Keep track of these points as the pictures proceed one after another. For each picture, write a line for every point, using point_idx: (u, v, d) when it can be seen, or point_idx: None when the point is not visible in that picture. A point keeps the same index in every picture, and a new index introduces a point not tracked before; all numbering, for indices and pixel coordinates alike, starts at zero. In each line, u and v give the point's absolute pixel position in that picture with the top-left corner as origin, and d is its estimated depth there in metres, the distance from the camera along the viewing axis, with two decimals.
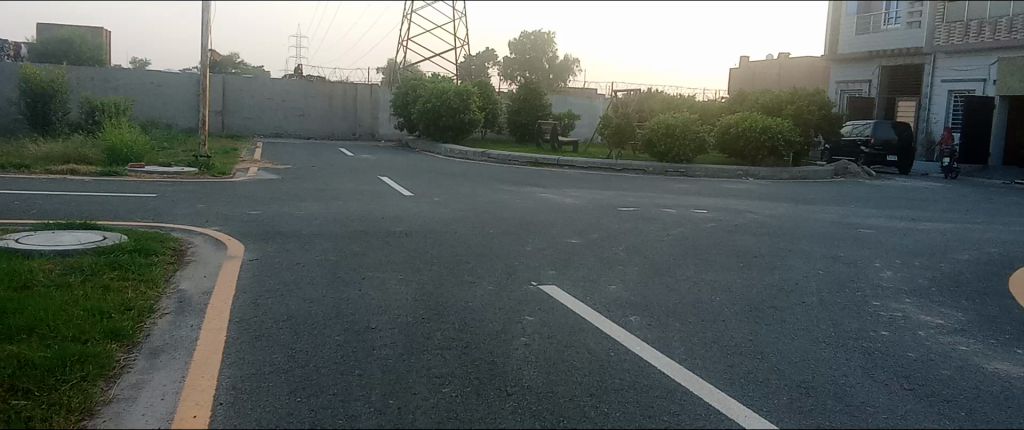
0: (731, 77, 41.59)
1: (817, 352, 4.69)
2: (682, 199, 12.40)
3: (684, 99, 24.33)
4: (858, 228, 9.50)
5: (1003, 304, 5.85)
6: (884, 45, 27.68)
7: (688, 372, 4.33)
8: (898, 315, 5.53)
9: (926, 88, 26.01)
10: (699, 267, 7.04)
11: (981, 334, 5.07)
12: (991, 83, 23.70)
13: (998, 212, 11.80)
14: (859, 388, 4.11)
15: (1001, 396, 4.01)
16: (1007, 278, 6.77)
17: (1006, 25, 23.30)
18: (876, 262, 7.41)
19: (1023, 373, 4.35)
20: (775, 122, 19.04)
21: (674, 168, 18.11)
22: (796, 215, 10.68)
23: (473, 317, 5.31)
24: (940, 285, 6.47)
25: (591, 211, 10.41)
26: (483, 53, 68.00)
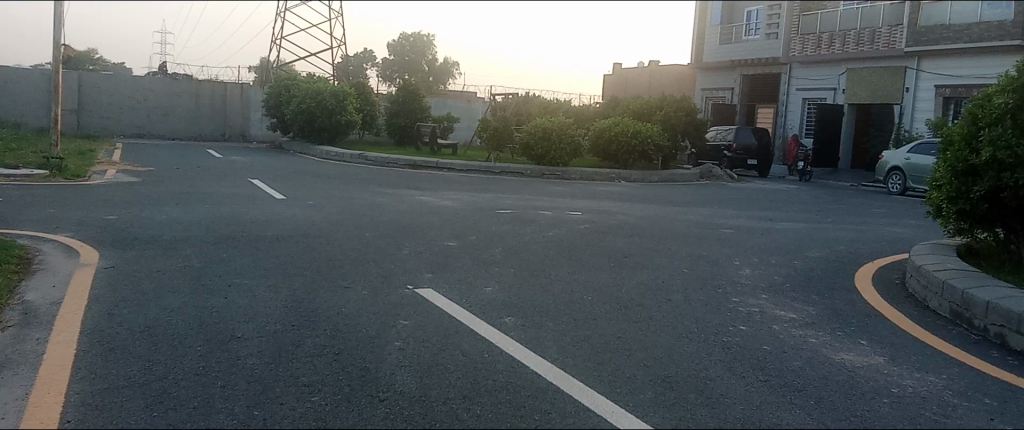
0: (606, 83, 42.72)
1: (682, 347, 4.88)
2: (558, 201, 12.64)
3: (560, 104, 24.83)
4: (721, 229, 9.97)
5: (848, 299, 6.28)
6: (744, 54, 29.21)
7: (560, 371, 4.40)
8: (755, 310, 5.84)
9: (783, 96, 27.67)
10: (571, 268, 7.19)
11: (830, 327, 5.43)
12: (841, 92, 25.43)
13: (845, 213, 12.68)
14: (718, 381, 4.31)
15: (847, 384, 4.28)
16: (853, 274, 7.29)
17: (854, 38, 24.91)
18: (737, 260, 7.79)
19: (865, 362, 4.67)
20: (645, 127, 19.75)
21: (551, 172, 18.42)
22: (666, 216, 11.11)
23: (346, 323, 5.20)
24: (794, 282, 6.87)
25: (469, 214, 10.45)
26: (362, 53, 66.91)
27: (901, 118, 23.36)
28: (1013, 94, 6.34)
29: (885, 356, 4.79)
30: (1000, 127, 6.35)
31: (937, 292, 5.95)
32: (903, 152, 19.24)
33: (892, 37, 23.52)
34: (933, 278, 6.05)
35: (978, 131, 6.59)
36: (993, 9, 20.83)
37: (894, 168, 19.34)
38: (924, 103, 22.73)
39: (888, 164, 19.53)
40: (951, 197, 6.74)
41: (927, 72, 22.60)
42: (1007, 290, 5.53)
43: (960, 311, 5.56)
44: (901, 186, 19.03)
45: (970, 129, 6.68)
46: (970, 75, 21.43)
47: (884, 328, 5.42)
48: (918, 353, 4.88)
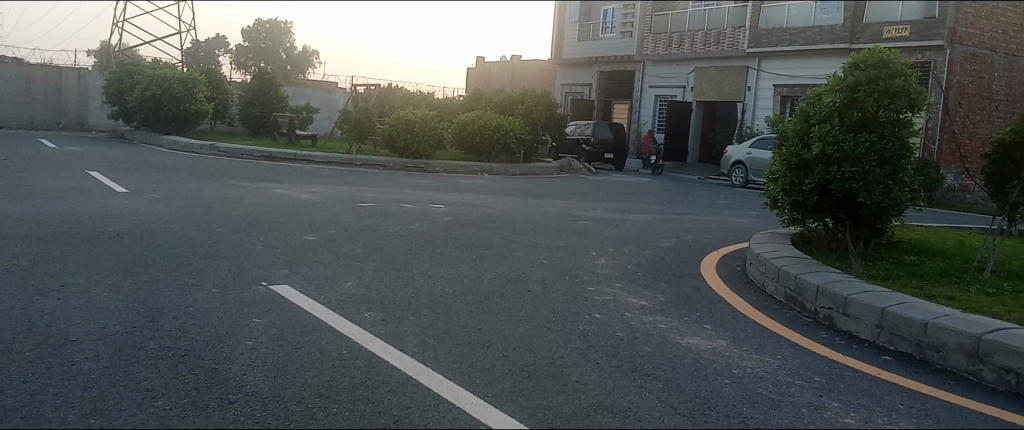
0: (469, 76, 42.94)
1: (540, 337, 4.99)
2: (420, 194, 12.57)
3: (422, 96, 24.73)
4: (579, 220, 10.26)
5: (694, 286, 6.63)
6: (601, 52, 30.16)
7: (420, 364, 4.39)
8: (609, 299, 6.05)
9: (637, 92, 28.78)
10: (433, 261, 7.17)
11: (677, 312, 5.72)
12: (690, 90, 26.75)
13: (693, 204, 13.35)
14: (574, 368, 4.43)
15: (693, 367, 4.51)
16: (699, 262, 7.69)
17: (701, 38, 26.20)
18: (593, 251, 8.04)
19: (709, 346, 4.94)
20: (507, 121, 20.00)
21: (414, 164, 18.25)
22: (527, 209, 11.28)
23: (194, 323, 4.96)
24: (646, 270, 7.17)
25: (329, 207, 10.20)
26: (213, 39, 63.78)
27: (743, 115, 24.83)
28: (840, 93, 6.89)
29: (727, 339, 5.09)
30: (829, 124, 6.90)
31: (773, 278, 6.38)
32: (744, 147, 20.49)
33: (735, 39, 24.94)
34: (771, 265, 6.48)
35: (810, 127, 7.12)
36: None
37: (737, 162, 20.58)
38: (764, 101, 24.27)
39: (732, 158, 20.75)
40: (786, 189, 7.22)
41: (767, 72, 24.13)
42: (835, 275, 6.00)
43: (794, 295, 5.98)
44: (743, 179, 20.27)
45: (802, 126, 7.20)
46: (804, 76, 23.03)
47: (726, 313, 5.76)
48: (756, 335, 5.21)
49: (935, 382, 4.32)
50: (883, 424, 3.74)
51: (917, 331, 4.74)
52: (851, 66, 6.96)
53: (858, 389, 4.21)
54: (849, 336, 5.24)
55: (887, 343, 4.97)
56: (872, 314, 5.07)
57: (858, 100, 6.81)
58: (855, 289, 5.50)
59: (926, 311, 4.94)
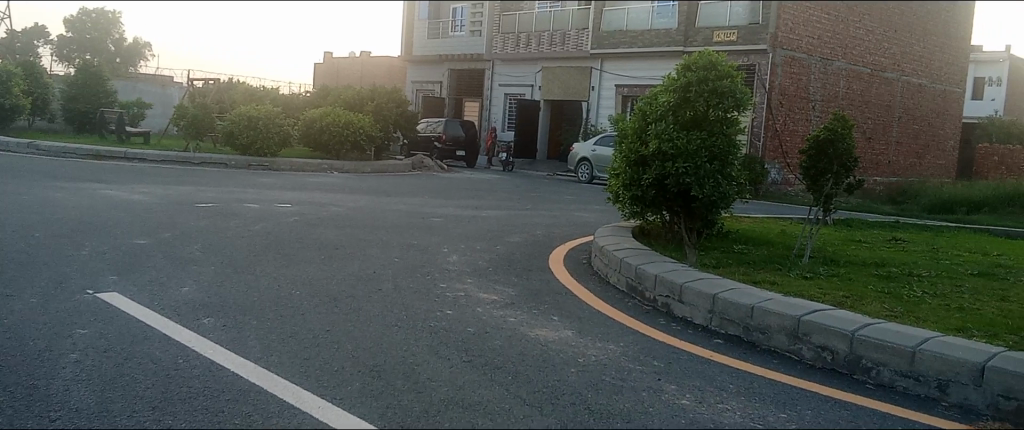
0: (317, 73, 41.95)
1: (390, 336, 4.94)
2: (264, 193, 12.11)
3: (266, 92, 23.86)
4: (430, 217, 10.23)
5: (543, 279, 6.80)
6: (451, 50, 30.29)
7: (263, 370, 4.24)
8: (460, 294, 6.09)
9: (487, 91, 29.09)
10: (278, 262, 6.94)
11: (527, 305, 5.85)
12: (538, 89, 27.39)
13: (541, 200, 13.68)
14: (425, 365, 4.43)
15: (542, 358, 4.63)
16: (548, 256, 7.88)
17: (548, 39, 26.88)
18: (445, 248, 8.06)
19: (556, 336, 5.09)
20: (357, 118, 19.71)
21: (258, 163, 17.52)
22: (377, 207, 11.12)
23: (8, 337, 4.54)
24: (496, 266, 7.26)
25: (165, 209, 9.61)
26: (30, 28, 58.44)
27: (588, 114, 25.64)
28: (674, 93, 7.29)
29: (573, 330, 5.26)
30: (665, 122, 7.28)
31: (617, 269, 6.64)
32: (589, 144, 21.23)
33: (579, 40, 25.81)
34: (613, 257, 6.75)
35: (647, 126, 7.48)
36: (661, 18, 23.58)
37: (583, 159, 21.27)
38: (606, 101, 25.18)
39: (578, 155, 21.44)
40: (627, 184, 7.53)
41: (610, 73, 25.07)
42: (671, 265, 6.33)
43: (635, 285, 6.25)
44: (588, 175, 20.99)
45: (640, 124, 7.55)
46: (643, 76, 24.10)
47: (572, 304, 5.95)
48: (600, 324, 5.41)
49: (761, 363, 4.66)
50: (716, 403, 3.98)
51: (745, 315, 5.09)
52: (683, 67, 7.38)
53: (692, 372, 4.47)
54: (685, 322, 5.55)
55: (718, 327, 5.29)
56: (705, 301, 5.40)
57: (690, 99, 7.22)
58: (689, 277, 5.84)
59: (752, 295, 5.31)
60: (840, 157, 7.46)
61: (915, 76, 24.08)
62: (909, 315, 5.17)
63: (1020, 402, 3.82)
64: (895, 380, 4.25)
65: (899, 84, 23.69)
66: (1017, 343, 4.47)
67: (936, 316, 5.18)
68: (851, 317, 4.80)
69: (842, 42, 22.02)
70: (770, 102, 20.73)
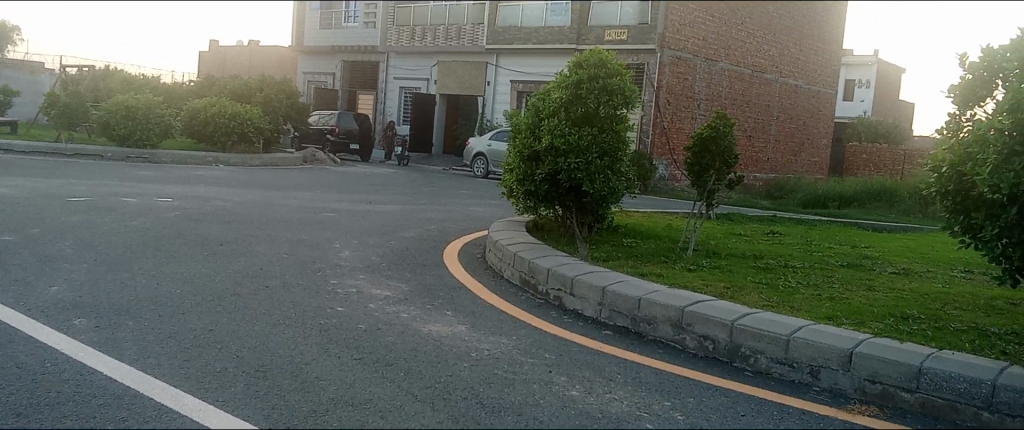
0: (203, 61, 40.32)
1: (277, 335, 4.81)
2: (143, 187, 11.52)
3: (146, 80, 22.74)
4: (321, 212, 10.00)
5: (436, 274, 6.78)
6: (344, 41, 29.70)
7: (139, 372, 4.05)
8: (351, 291, 5.99)
9: (382, 83, 28.65)
10: (158, 259, 6.63)
11: (420, 301, 5.81)
12: (433, 83, 27.23)
13: (435, 194, 13.62)
14: (313, 364, 4.34)
15: (434, 354, 4.61)
16: (442, 251, 7.86)
17: (444, 32, 26.78)
18: (336, 243, 7.91)
19: (449, 331, 5.08)
20: (244, 109, 19.06)
21: (137, 155, 16.65)
22: (266, 201, 10.79)
23: None
24: (389, 261, 7.18)
25: (32, 203, 9.01)
26: None
27: (483, 109, 25.69)
28: (566, 90, 7.42)
29: (466, 324, 5.27)
30: (557, 118, 7.39)
31: (510, 264, 6.70)
32: (485, 139, 21.31)
33: (475, 34, 25.85)
34: (507, 251, 6.81)
35: (540, 121, 7.57)
36: (555, 15, 23.91)
37: (479, 153, 21.30)
38: (502, 96, 25.31)
39: (473, 150, 21.45)
40: (520, 179, 7.59)
41: (505, 68, 25.22)
42: (563, 258, 6.44)
43: (527, 279, 6.33)
44: (484, 170, 21.06)
45: (533, 119, 7.63)
46: (538, 73, 24.38)
47: (466, 298, 5.96)
48: (493, 319, 5.45)
49: (648, 353, 4.80)
50: (603, 394, 4.08)
51: (632, 307, 5.24)
52: (575, 64, 7.52)
53: (581, 363, 4.56)
54: (576, 314, 5.65)
55: (607, 318, 5.43)
56: (595, 293, 5.52)
57: (581, 96, 7.37)
58: (580, 270, 5.96)
59: (639, 287, 5.48)
60: (722, 155, 7.79)
61: (791, 77, 25.45)
62: (784, 304, 5.45)
63: (883, 385, 4.05)
64: (772, 367, 4.47)
65: (777, 85, 24.94)
66: (881, 330, 4.77)
67: (808, 305, 5.49)
68: (731, 307, 5.03)
69: (724, 44, 22.93)
70: (658, 101, 21.31)
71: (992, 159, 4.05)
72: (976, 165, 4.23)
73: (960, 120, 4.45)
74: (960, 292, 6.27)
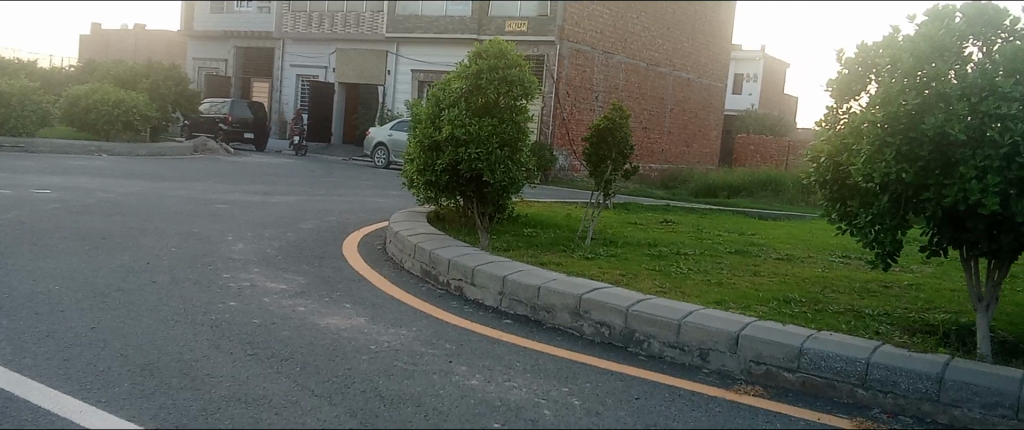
0: (83, 45, 38.11)
1: (166, 331, 4.63)
2: (17, 178, 10.79)
3: (19, 64, 21.30)
4: (214, 204, 9.65)
5: (335, 266, 6.66)
6: (238, 27, 28.70)
7: (14, 375, 3.82)
8: (246, 285, 5.82)
9: (278, 71, 27.80)
10: (35, 255, 6.25)
11: (317, 294, 5.71)
12: (332, 71, 26.67)
13: (334, 185, 13.36)
14: (204, 361, 4.20)
15: (331, 347, 4.54)
16: (341, 243, 7.73)
17: (342, 19, 26.29)
18: (229, 236, 7.65)
19: (348, 324, 5.01)
20: (129, 96, 18.14)
21: (11, 144, 15.59)
22: (154, 193, 10.31)
23: None
24: (286, 254, 7.01)
25: None
26: None
27: (383, 98, 25.36)
28: (466, 80, 7.41)
29: (365, 317, 5.21)
30: (457, 108, 7.38)
31: (410, 255, 6.66)
32: (386, 129, 21.07)
33: (374, 22, 25.50)
34: (407, 242, 6.77)
35: (440, 111, 7.53)
36: (456, 5, 23.77)
37: (379, 143, 21.02)
38: (402, 85, 25.05)
39: (373, 140, 21.16)
40: (420, 170, 7.54)
41: (405, 57, 24.96)
42: (464, 249, 6.45)
43: (428, 269, 6.31)
44: (385, 160, 20.80)
45: (434, 109, 7.59)
46: (439, 62, 24.26)
47: (366, 291, 5.89)
48: (393, 310, 5.40)
49: (547, 340, 4.88)
50: (503, 382, 4.12)
51: (531, 295, 5.31)
52: (474, 55, 7.51)
53: (481, 353, 4.59)
54: (477, 304, 5.68)
55: (507, 308, 5.48)
56: (495, 283, 5.56)
57: (481, 86, 7.38)
58: (480, 261, 5.98)
59: (539, 276, 5.55)
60: (618, 146, 7.98)
61: (684, 71, 26.30)
62: (676, 290, 5.65)
63: (767, 366, 4.26)
64: (664, 351, 4.63)
65: (672, 78, 25.71)
66: (766, 313, 5.02)
67: (699, 290, 5.71)
68: (627, 294, 5.16)
69: (621, 37, 23.42)
70: (558, 92, 21.56)
71: (866, 150, 4.31)
72: (852, 155, 4.48)
73: (837, 113, 4.69)
74: (837, 275, 6.67)
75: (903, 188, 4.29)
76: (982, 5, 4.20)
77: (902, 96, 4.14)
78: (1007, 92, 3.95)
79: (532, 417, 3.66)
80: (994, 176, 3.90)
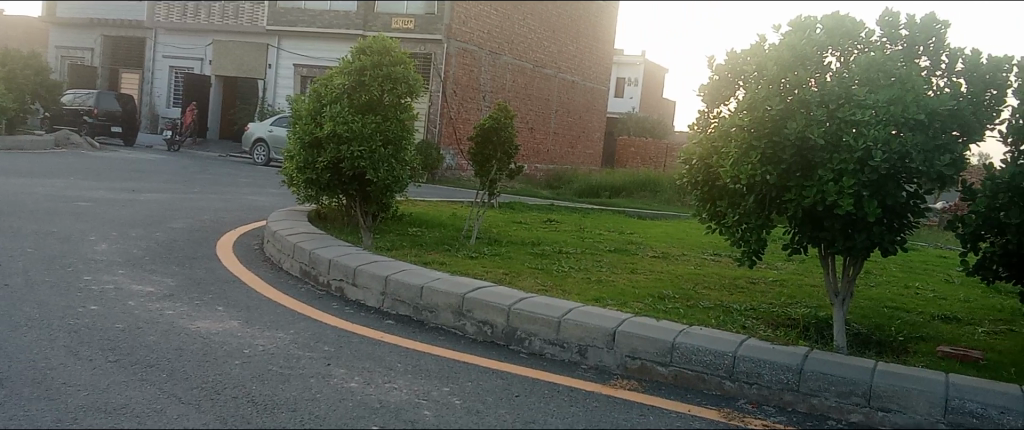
0: None
1: (17, 338, 4.29)
2: None
3: None
4: (75, 202, 9.05)
5: (208, 267, 6.38)
6: (105, 14, 27.11)
7: None
8: (109, 288, 5.48)
9: (149, 61, 26.40)
10: None
11: (187, 297, 5.44)
12: (208, 63, 25.61)
13: (208, 182, 12.81)
14: (60, 369, 3.93)
15: (201, 352, 4.33)
16: (215, 243, 7.41)
17: (220, 11, 25.30)
18: (91, 236, 7.19)
19: (220, 328, 4.81)
20: None
21: None
22: (7, 189, 9.57)
23: None
24: (154, 254, 6.66)
25: None
26: None
27: (264, 92, 24.58)
28: (348, 76, 7.26)
29: (239, 320, 5.01)
30: (339, 105, 7.21)
31: (289, 255, 6.47)
32: (265, 124, 20.41)
33: (255, 15, 24.67)
34: (286, 242, 6.56)
35: (321, 107, 7.35)
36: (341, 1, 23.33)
37: (259, 139, 20.33)
38: (284, 80, 24.32)
39: (252, 136, 20.45)
40: (299, 167, 7.32)
41: (287, 51, 24.23)
42: (346, 249, 6.32)
43: (307, 270, 6.14)
44: (265, 157, 20.13)
45: (315, 105, 7.39)
46: (322, 58, 23.72)
47: (240, 293, 5.67)
48: (270, 313, 5.22)
49: (428, 340, 4.84)
50: (382, 383, 4.06)
51: (414, 295, 5.25)
52: (357, 51, 7.37)
53: (362, 354, 4.50)
54: (358, 305, 5.58)
55: (390, 308, 5.41)
56: (377, 283, 5.48)
57: (364, 83, 7.26)
58: (361, 260, 5.87)
59: (422, 276, 5.50)
60: (503, 145, 8.03)
61: (569, 73, 26.81)
62: (557, 288, 5.73)
63: (642, 361, 4.39)
64: (544, 348, 4.69)
65: (557, 80, 26.15)
66: (642, 309, 5.18)
67: (579, 288, 5.82)
68: (509, 293, 5.20)
69: (508, 38, 23.58)
70: (445, 91, 21.49)
71: (734, 153, 4.51)
72: (721, 158, 4.68)
73: (709, 117, 4.88)
74: (710, 272, 6.95)
75: (767, 189, 4.51)
76: (840, 17, 4.47)
77: (766, 102, 4.39)
78: (861, 99, 4.20)
79: (411, 418, 3.62)
80: (849, 179, 4.14)
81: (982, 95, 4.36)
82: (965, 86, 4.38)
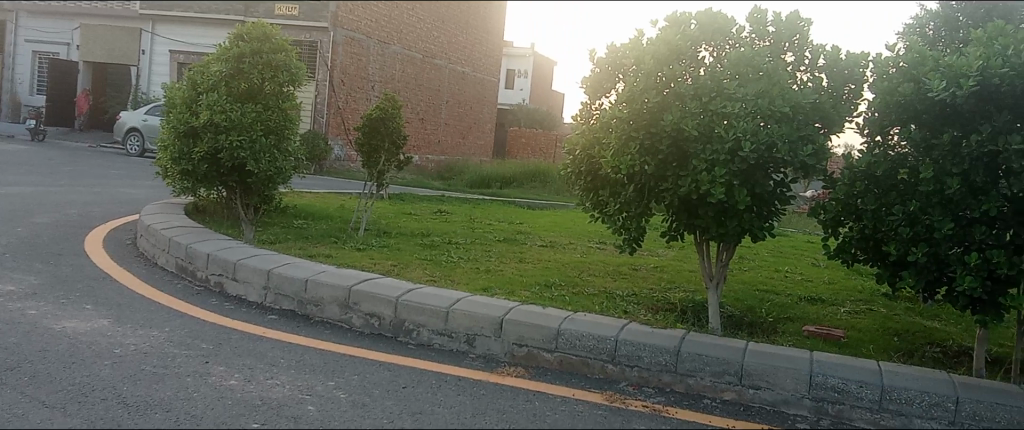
0: None
1: None
2: None
3: None
4: None
5: (75, 264, 6.03)
6: None
7: None
8: None
9: (8, 46, 24.61)
10: None
11: (52, 295, 5.13)
12: (75, 48, 24.11)
13: (76, 174, 12.08)
14: None
15: (67, 353, 4.09)
16: (83, 238, 7.00)
17: None
18: None
19: (88, 327, 4.56)
20: None
21: None
22: None
23: None
24: (14, 251, 6.23)
25: None
26: None
27: (138, 80, 23.39)
28: (226, 63, 7.01)
29: (109, 318, 4.76)
30: (217, 93, 6.94)
31: (164, 250, 6.19)
32: (139, 113, 19.42)
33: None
34: (161, 236, 6.28)
35: (198, 95, 7.06)
36: None
37: (133, 128, 19.30)
38: (159, 67, 23.20)
39: (124, 125, 19.41)
40: (175, 158, 7.01)
41: (162, 36, 23.11)
42: (226, 243, 6.11)
43: (184, 265, 5.90)
44: (139, 148, 19.15)
45: (191, 93, 7.09)
46: (200, 44, 22.75)
47: (111, 290, 5.38)
48: (143, 310, 4.99)
49: (313, 334, 4.75)
50: (264, 380, 3.96)
51: (298, 289, 5.14)
52: (235, 37, 7.13)
53: (243, 351, 4.38)
54: (239, 300, 5.41)
55: (272, 303, 5.27)
56: (259, 277, 5.33)
57: (243, 70, 7.02)
58: (241, 255, 5.69)
59: (306, 269, 5.39)
60: (391, 135, 7.95)
61: (459, 64, 26.79)
62: (445, 278, 5.75)
63: (528, 348, 4.47)
64: (432, 339, 4.69)
65: (447, 71, 26.09)
66: (529, 297, 5.26)
67: (467, 277, 5.85)
68: (396, 284, 5.16)
69: (396, 27, 23.30)
70: (332, 80, 21.03)
71: (615, 143, 4.64)
72: (603, 148, 4.80)
73: (591, 109, 4.99)
74: (594, 260, 7.14)
75: (646, 178, 4.67)
76: (712, 14, 4.67)
77: (644, 95, 4.55)
78: (731, 92, 4.41)
79: (294, 414, 3.55)
80: (720, 168, 4.33)
81: (842, 89, 4.63)
82: (827, 81, 4.65)
